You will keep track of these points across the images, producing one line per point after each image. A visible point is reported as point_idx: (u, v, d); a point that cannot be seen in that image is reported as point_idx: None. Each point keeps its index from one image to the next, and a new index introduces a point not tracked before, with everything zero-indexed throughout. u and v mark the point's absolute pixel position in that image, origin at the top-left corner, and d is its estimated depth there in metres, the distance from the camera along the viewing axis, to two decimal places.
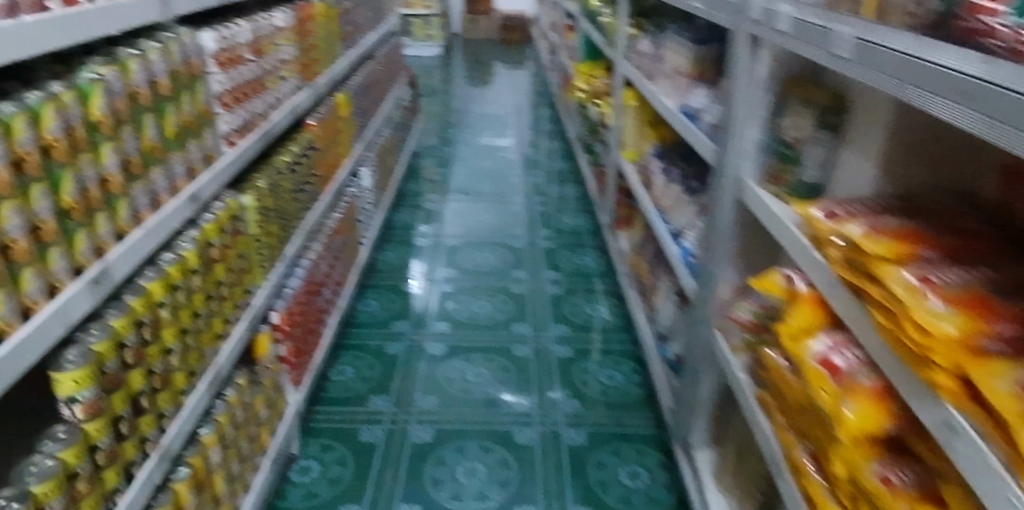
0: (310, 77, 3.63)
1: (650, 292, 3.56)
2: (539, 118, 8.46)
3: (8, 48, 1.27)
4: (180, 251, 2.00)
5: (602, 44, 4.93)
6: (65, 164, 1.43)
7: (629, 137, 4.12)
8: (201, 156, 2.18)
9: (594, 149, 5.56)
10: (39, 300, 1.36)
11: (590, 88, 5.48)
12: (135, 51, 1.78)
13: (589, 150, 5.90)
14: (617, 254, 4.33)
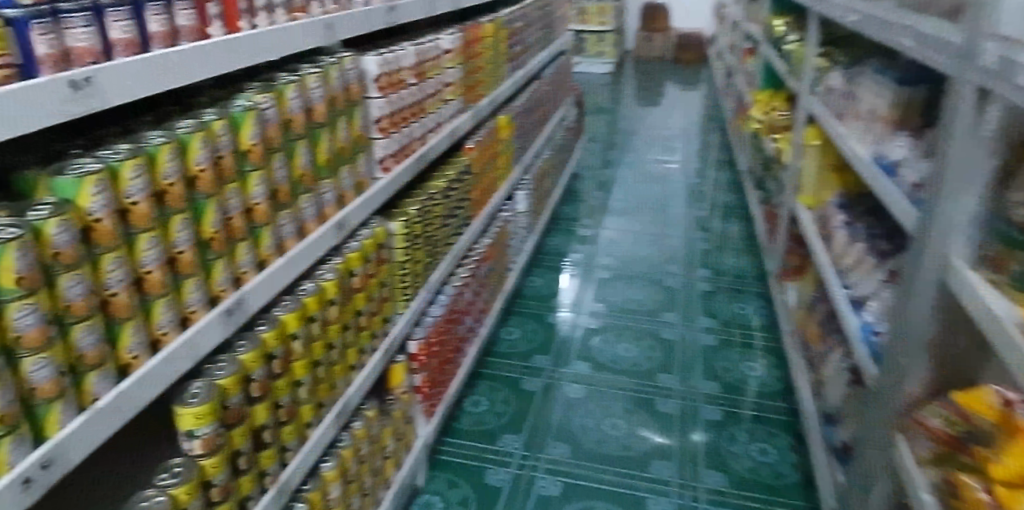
0: (473, 100, 3.62)
1: (820, 363, 3.13)
2: (707, 144, 7.99)
3: (160, 80, 1.31)
4: (320, 280, 1.98)
5: (784, 73, 4.50)
6: (208, 195, 1.42)
7: (807, 179, 3.68)
8: (352, 183, 2.18)
9: (766, 187, 5.10)
10: (169, 330, 1.38)
11: (767, 119, 5.03)
12: (293, 77, 1.78)
13: (760, 186, 5.43)
14: (783, 308, 3.90)
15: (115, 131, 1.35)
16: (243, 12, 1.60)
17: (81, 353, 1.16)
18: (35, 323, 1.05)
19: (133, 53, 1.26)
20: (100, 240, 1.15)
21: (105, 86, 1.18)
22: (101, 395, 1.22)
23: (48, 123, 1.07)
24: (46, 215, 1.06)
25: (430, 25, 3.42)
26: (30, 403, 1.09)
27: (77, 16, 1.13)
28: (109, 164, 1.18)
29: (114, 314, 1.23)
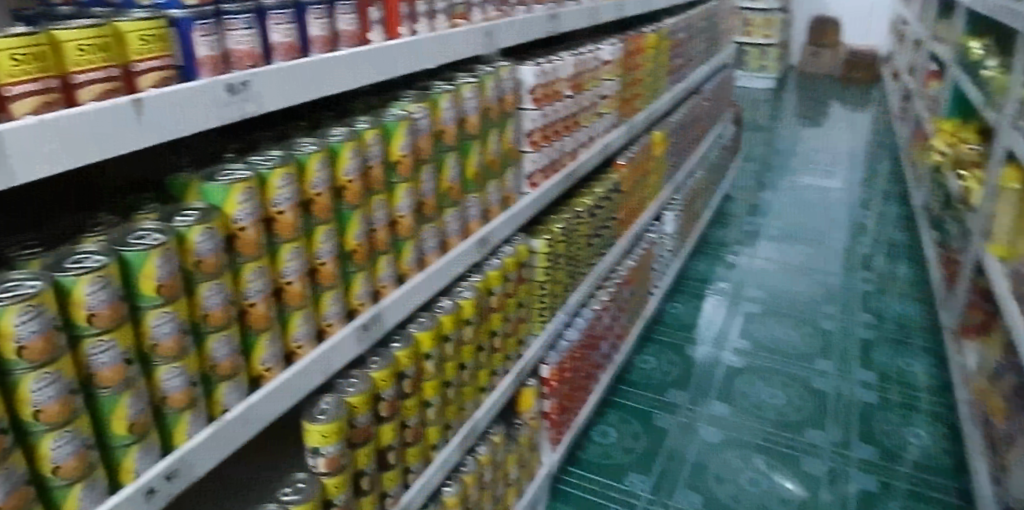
0: (629, 114, 3.43)
1: (1004, 445, 2.62)
2: (875, 172, 7.22)
3: (316, 87, 1.27)
4: (458, 298, 1.89)
5: (976, 101, 3.92)
6: (354, 206, 1.36)
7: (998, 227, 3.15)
8: (499, 198, 2.08)
9: (945, 227, 4.48)
10: (304, 344, 1.33)
11: (952, 149, 4.41)
12: (449, 86, 1.71)
13: (937, 226, 4.79)
14: (959, 371, 3.37)
15: (270, 135, 1.32)
16: (404, 17, 1.54)
17: (215, 363, 1.13)
18: (172, 332, 1.01)
19: (292, 58, 1.22)
20: (244, 249, 1.11)
21: (262, 90, 1.14)
22: (231, 406, 1.19)
23: (202, 128, 1.04)
24: (191, 222, 1.02)
25: (590, 35, 3.28)
26: (159, 410, 1.06)
27: (240, 18, 1.11)
28: (259, 171, 1.13)
29: (251, 325, 1.19)
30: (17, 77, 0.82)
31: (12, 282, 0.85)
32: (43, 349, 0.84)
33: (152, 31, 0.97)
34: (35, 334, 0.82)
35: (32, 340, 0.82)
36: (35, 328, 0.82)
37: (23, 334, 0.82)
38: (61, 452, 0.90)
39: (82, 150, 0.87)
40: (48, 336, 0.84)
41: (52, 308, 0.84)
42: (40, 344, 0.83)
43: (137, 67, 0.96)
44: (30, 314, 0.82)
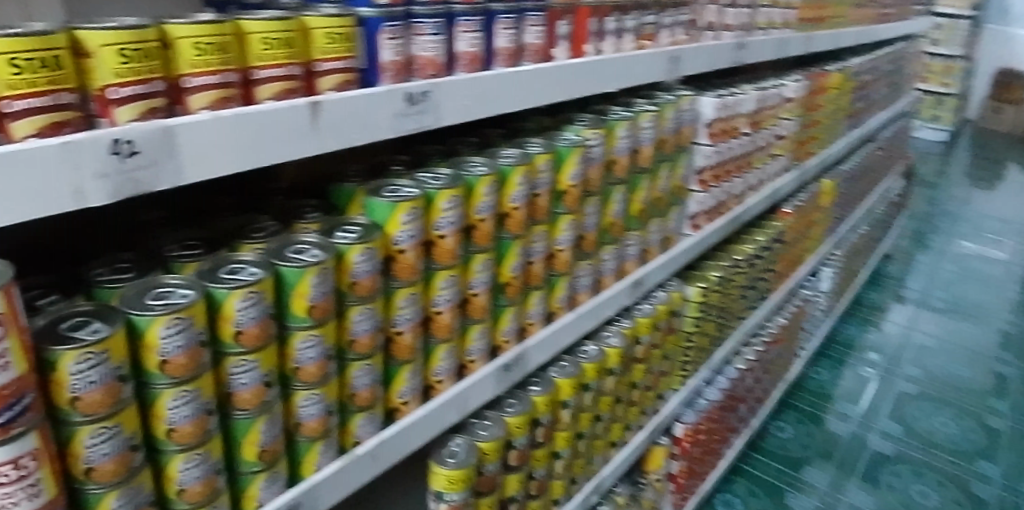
0: (801, 158, 3.10)
1: None
2: None
3: (494, 103, 1.15)
4: (605, 344, 1.70)
5: None
6: (515, 236, 1.23)
7: None
8: (659, 239, 1.87)
9: None
10: (444, 379, 1.22)
11: None
12: (626, 113, 1.54)
13: None
14: None
15: (438, 150, 1.22)
16: (592, 34, 1.40)
17: (353, 392, 1.03)
18: (316, 357, 0.92)
19: (474, 69, 1.12)
20: (399, 273, 1.01)
21: (440, 103, 1.04)
22: (364, 439, 1.08)
23: (376, 138, 0.95)
24: (352, 240, 0.92)
25: (768, 70, 3.01)
26: (292, 436, 0.98)
27: (429, 22, 1.01)
28: (426, 190, 1.03)
29: (395, 354, 1.09)
30: (199, 67, 0.75)
31: (166, 286, 0.78)
32: (186, 366, 0.76)
33: (341, 29, 0.89)
34: (180, 350, 0.75)
35: (177, 356, 0.75)
36: (181, 343, 0.75)
37: (168, 348, 0.74)
38: (188, 475, 0.83)
39: (253, 152, 0.80)
40: (193, 352, 0.76)
41: (200, 322, 0.77)
42: (184, 360, 0.76)
43: (319, 67, 0.88)
44: (178, 327, 0.74)
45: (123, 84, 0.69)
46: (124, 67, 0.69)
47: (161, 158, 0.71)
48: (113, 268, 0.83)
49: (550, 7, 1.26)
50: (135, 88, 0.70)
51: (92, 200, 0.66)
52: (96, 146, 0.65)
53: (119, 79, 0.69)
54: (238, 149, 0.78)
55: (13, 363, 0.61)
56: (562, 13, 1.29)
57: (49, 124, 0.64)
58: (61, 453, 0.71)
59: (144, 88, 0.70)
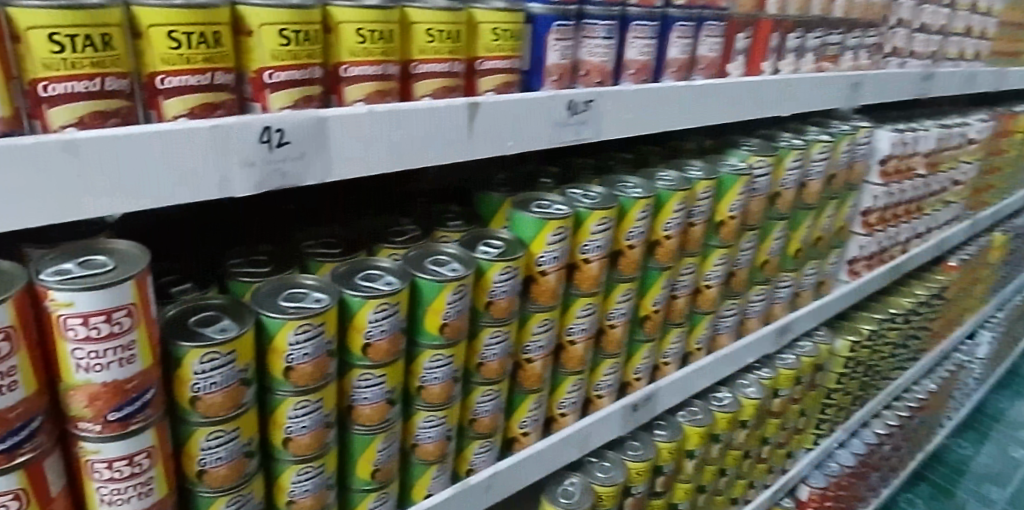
0: (976, 208, 2.74)
1: None
2: None
3: (658, 119, 1.04)
4: (739, 394, 1.48)
5: None
6: (664, 267, 1.11)
7: None
8: (813, 282, 1.62)
9: None
10: (568, 413, 1.10)
11: None
12: (798, 141, 1.34)
13: None
14: None
15: (590, 164, 1.13)
16: (771, 51, 1.25)
17: (474, 418, 0.95)
18: (442, 377, 0.85)
19: (642, 80, 1.01)
20: (538, 296, 0.93)
21: (603, 114, 0.94)
22: (479, 468, 0.99)
23: (532, 146, 0.87)
24: (494, 256, 0.84)
25: (948, 106, 2.67)
26: (407, 457, 0.90)
27: (603, 25, 0.91)
28: (576, 209, 0.93)
29: (521, 382, 0.99)
30: (359, 56, 0.69)
31: (301, 287, 0.73)
32: (311, 376, 0.71)
33: (510, 27, 0.80)
34: (307, 359, 0.70)
35: (304, 365, 0.70)
36: (309, 352, 0.70)
37: (294, 356, 0.69)
38: (299, 488, 0.77)
39: (404, 152, 0.74)
40: (319, 362, 0.71)
41: (331, 331, 0.71)
42: (309, 370, 0.70)
43: (482, 65, 0.81)
44: (308, 335, 0.69)
45: (281, 67, 0.63)
46: (282, 49, 0.63)
47: (311, 149, 0.66)
48: (250, 260, 0.78)
49: (730, 17, 1.13)
50: (291, 73, 0.64)
51: (236, 190, 0.62)
52: (246, 131, 0.61)
53: (276, 61, 0.63)
54: (390, 148, 0.72)
55: (140, 358, 0.58)
56: (742, 25, 1.16)
57: (203, 104, 0.59)
58: (178, 451, 0.68)
59: (302, 73, 0.65)
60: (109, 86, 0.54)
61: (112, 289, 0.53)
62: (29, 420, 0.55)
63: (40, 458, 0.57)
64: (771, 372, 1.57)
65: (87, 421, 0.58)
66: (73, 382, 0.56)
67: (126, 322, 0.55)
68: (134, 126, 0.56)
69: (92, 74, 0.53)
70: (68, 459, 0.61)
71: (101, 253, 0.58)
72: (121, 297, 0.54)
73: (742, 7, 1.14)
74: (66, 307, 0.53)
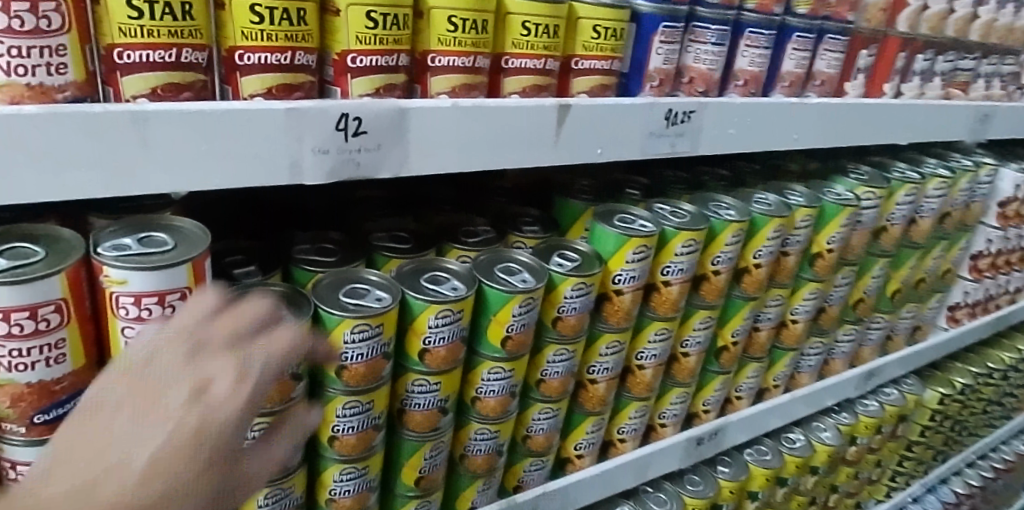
0: None
1: None
2: None
3: (763, 137, 0.95)
4: (813, 438, 1.37)
5: None
6: (749, 297, 1.03)
7: None
8: (910, 326, 1.49)
9: None
10: (628, 439, 1.03)
11: None
12: (913, 174, 1.22)
13: None
14: None
15: (681, 178, 1.05)
16: (897, 72, 1.13)
17: (529, 434, 0.90)
18: (500, 391, 0.80)
19: (751, 93, 0.92)
20: (610, 316, 0.87)
21: (704, 127, 0.87)
22: (528, 486, 0.94)
23: (623, 156, 0.80)
24: (568, 269, 0.78)
25: None
26: (454, 466, 0.86)
27: (714, 30, 0.84)
28: (661, 227, 0.87)
29: (582, 402, 0.94)
30: (448, 45, 0.64)
31: (364, 284, 0.69)
32: (363, 377, 0.67)
33: (614, 26, 0.74)
34: (360, 360, 0.66)
35: (356, 366, 0.66)
36: (362, 353, 0.66)
37: (348, 355, 0.66)
38: (341, 487, 0.74)
39: (485, 151, 0.69)
40: (372, 364, 0.67)
41: (388, 333, 0.67)
42: (361, 371, 0.67)
43: (578, 64, 0.75)
44: (363, 334, 0.65)
45: (366, 52, 0.59)
46: (369, 32, 0.59)
47: (388, 141, 0.62)
48: (319, 247, 0.76)
49: (854, 31, 1.03)
50: (376, 58, 0.60)
51: (306, 177, 0.59)
52: (321, 119, 0.58)
53: (361, 45, 0.59)
54: (470, 146, 0.67)
55: None
56: (867, 41, 1.05)
57: (281, 85, 0.56)
58: None
59: (386, 59, 0.61)
60: (185, 57, 0.52)
61: (166, 271, 0.51)
62: (75, 395, 0.54)
63: None
64: (851, 418, 1.43)
65: None
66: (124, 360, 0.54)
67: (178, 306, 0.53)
68: (207, 102, 0.53)
69: (168, 43, 0.51)
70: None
71: (160, 230, 0.55)
72: (176, 279, 0.52)
73: (870, 21, 1.04)
74: (119, 284, 0.51)
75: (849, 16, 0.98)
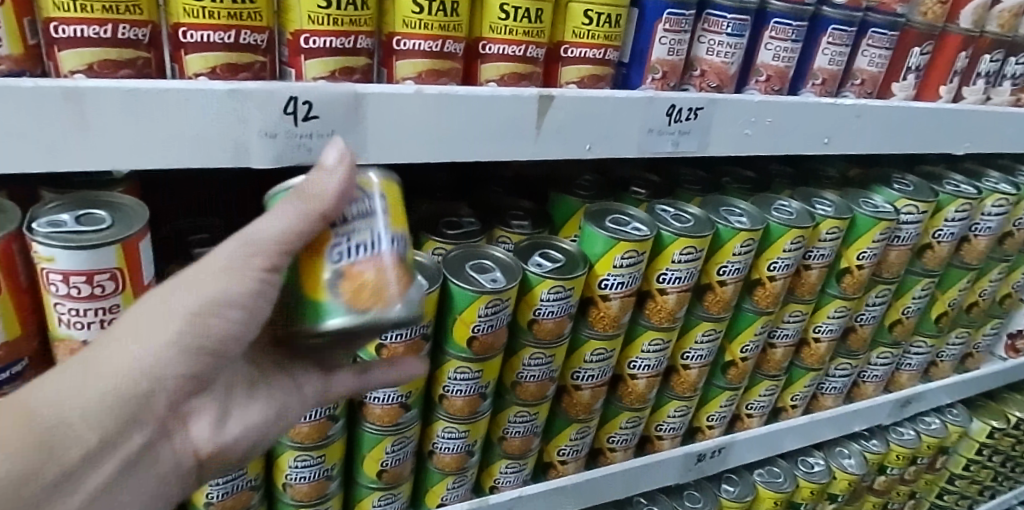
0: None
1: None
2: None
3: (790, 139, 0.86)
4: (833, 464, 1.28)
5: None
6: (762, 311, 0.95)
7: None
8: (959, 353, 1.36)
9: None
10: (619, 450, 0.98)
11: None
12: (969, 189, 1.10)
13: None
14: None
15: (698, 178, 0.99)
16: (957, 73, 1.01)
17: (504, 436, 0.87)
18: (468, 391, 0.77)
19: (775, 91, 0.84)
20: (596, 322, 0.82)
21: (717, 125, 0.79)
22: (504, 488, 0.91)
23: (618, 153, 0.74)
24: (546, 270, 0.74)
25: None
26: (425, 461, 0.85)
27: (732, 19, 0.76)
28: (658, 231, 0.80)
29: (565, 408, 0.90)
30: (412, 28, 0.60)
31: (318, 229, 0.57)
32: (376, 294, 0.51)
33: (610, 11, 0.67)
34: (370, 256, 0.51)
35: (366, 270, 0.51)
36: (370, 244, 0.52)
37: (342, 238, 0.52)
38: (297, 473, 0.73)
39: (454, 141, 0.65)
40: (392, 265, 0.52)
41: (404, 227, 0.55)
42: (375, 278, 0.51)
43: (567, 52, 0.69)
44: (367, 208, 0.53)
45: (319, 32, 0.57)
46: (321, 12, 0.56)
47: (343, 127, 0.59)
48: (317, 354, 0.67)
49: (903, 26, 0.92)
50: (330, 39, 0.57)
51: (253, 160, 0.57)
52: (268, 101, 0.55)
53: (314, 25, 0.56)
54: (437, 135, 0.63)
55: None
56: (922, 37, 0.94)
57: (226, 65, 0.55)
58: None
59: (342, 41, 0.58)
60: (122, 33, 0.51)
61: (99, 250, 0.53)
62: (12, 363, 0.57)
63: None
64: (879, 446, 1.34)
65: None
66: (58, 335, 0.57)
67: (108, 285, 0.54)
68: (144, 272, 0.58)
69: (103, 19, 0.50)
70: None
71: (101, 208, 0.57)
72: (105, 260, 0.53)
73: (925, 15, 0.92)
74: (48, 261, 0.52)
75: (901, 9, 0.87)
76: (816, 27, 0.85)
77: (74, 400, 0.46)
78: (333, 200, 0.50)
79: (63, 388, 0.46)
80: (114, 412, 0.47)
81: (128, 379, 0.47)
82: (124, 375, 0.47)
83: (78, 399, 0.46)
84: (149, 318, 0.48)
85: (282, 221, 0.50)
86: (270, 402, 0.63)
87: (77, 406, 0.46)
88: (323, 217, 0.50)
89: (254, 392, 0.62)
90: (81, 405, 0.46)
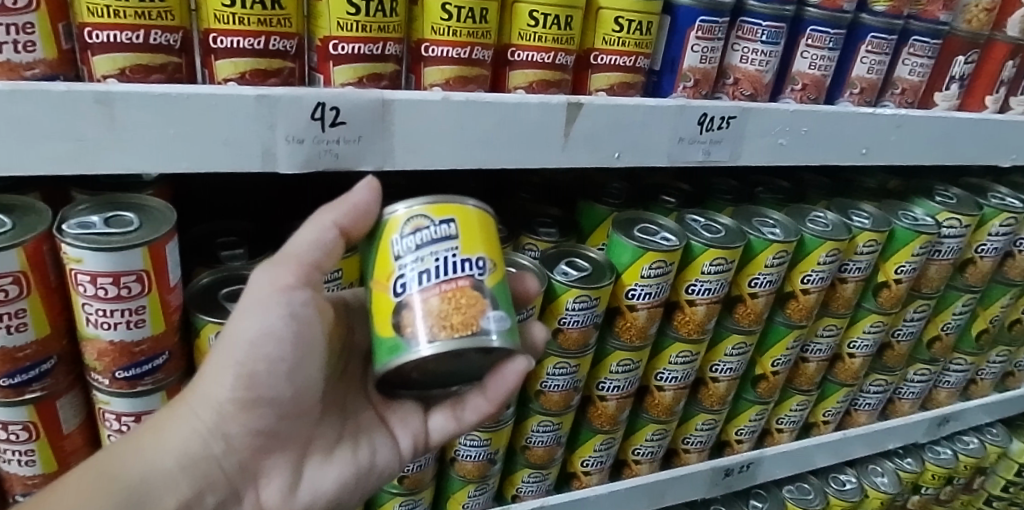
0: None
1: None
2: None
3: (828, 149, 0.83)
4: (866, 482, 1.24)
5: None
6: (795, 325, 0.93)
7: None
8: (1001, 371, 1.31)
9: None
10: (644, 462, 0.97)
11: None
12: (1014, 202, 1.06)
13: None
14: None
15: (730, 188, 0.97)
16: (1004, 82, 0.97)
17: (528, 445, 0.86)
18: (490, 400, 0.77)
19: (811, 100, 0.82)
20: (624, 333, 0.80)
21: (750, 134, 0.77)
22: (526, 497, 0.91)
23: (646, 161, 0.73)
24: (572, 279, 0.73)
25: None
26: (447, 468, 0.85)
27: (767, 27, 0.74)
28: (688, 242, 0.78)
29: (590, 418, 0.89)
30: (441, 35, 0.60)
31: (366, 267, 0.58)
32: (442, 321, 0.51)
33: (641, 18, 0.66)
34: (436, 283, 0.52)
35: (430, 299, 0.52)
36: (436, 271, 0.52)
37: (409, 269, 0.53)
38: None
39: (483, 149, 0.64)
40: (461, 293, 0.52)
41: (481, 249, 0.54)
42: (442, 307, 0.51)
43: (596, 59, 0.68)
44: (434, 235, 0.53)
45: (348, 39, 0.57)
46: (351, 19, 0.56)
47: (369, 133, 0.59)
48: (395, 411, 0.69)
49: (946, 33, 0.89)
50: (359, 45, 0.57)
51: (280, 165, 0.57)
52: (297, 108, 0.55)
53: (343, 31, 0.56)
54: (465, 141, 0.63)
55: (148, 322, 0.58)
56: (967, 45, 0.91)
57: (255, 70, 0.55)
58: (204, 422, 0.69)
59: (371, 48, 0.58)
60: (154, 39, 0.52)
61: (127, 252, 0.53)
62: (41, 361, 0.58)
63: (52, 397, 0.61)
64: (914, 465, 1.29)
65: (98, 374, 0.60)
66: (86, 335, 0.58)
67: (134, 287, 0.55)
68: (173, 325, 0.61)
69: (135, 24, 0.51)
70: (87, 400, 0.66)
71: (130, 211, 0.58)
72: (132, 263, 0.54)
73: (971, 22, 0.89)
74: (76, 262, 0.53)
75: (945, 16, 0.84)
76: (855, 35, 0.83)
77: (156, 466, 0.56)
78: (354, 206, 0.56)
79: (147, 455, 0.56)
80: (189, 470, 0.57)
81: (196, 439, 0.58)
82: (193, 439, 0.57)
83: (161, 465, 0.57)
84: (207, 383, 0.58)
85: (305, 233, 0.57)
86: (349, 464, 0.66)
87: (160, 472, 0.56)
88: (344, 224, 0.56)
89: (332, 454, 0.66)
90: (163, 468, 0.57)
